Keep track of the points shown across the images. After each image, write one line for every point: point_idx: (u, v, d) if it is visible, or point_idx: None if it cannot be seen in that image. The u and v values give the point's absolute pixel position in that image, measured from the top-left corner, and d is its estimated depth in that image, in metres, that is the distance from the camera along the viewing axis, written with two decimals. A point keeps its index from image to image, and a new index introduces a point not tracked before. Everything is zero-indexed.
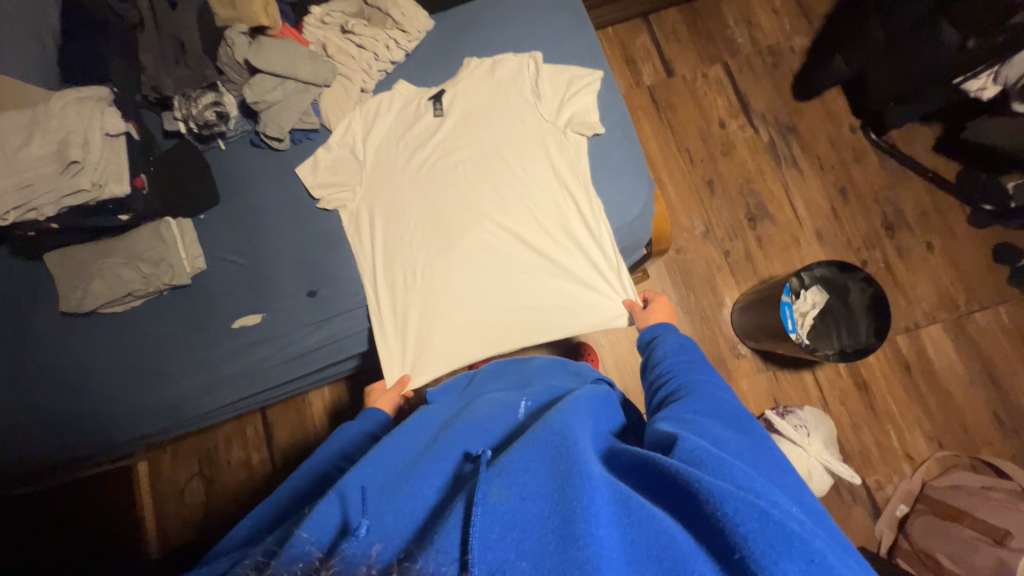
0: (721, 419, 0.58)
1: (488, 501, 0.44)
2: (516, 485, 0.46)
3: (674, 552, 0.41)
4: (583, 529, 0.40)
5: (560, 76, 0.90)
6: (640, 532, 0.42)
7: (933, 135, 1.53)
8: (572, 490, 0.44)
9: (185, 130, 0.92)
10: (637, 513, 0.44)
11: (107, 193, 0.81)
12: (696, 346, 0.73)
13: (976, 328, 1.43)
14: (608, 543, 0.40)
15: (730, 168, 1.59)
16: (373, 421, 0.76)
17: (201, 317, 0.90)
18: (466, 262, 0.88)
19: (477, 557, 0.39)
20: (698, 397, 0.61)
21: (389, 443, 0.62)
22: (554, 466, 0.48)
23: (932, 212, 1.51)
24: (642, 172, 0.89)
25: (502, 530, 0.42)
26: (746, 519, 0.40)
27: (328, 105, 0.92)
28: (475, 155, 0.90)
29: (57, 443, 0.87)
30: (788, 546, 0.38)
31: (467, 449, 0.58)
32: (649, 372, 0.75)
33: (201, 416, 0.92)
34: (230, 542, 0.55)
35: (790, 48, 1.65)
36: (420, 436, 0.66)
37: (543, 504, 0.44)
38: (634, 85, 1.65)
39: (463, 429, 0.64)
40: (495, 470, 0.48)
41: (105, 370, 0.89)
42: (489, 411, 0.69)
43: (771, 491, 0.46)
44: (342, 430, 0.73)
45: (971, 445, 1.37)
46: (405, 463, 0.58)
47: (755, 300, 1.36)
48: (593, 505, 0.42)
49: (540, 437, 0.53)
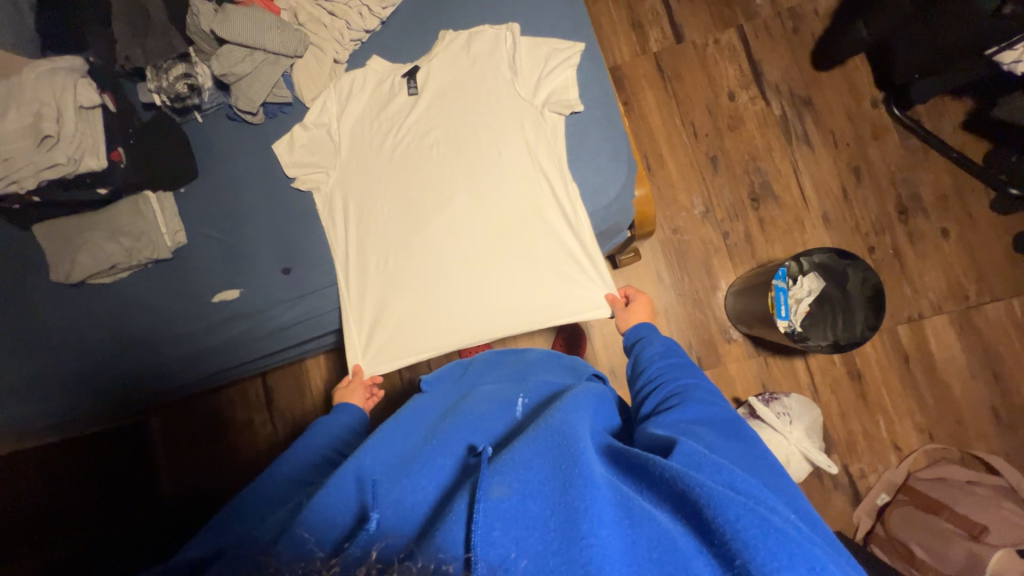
0: (714, 425, 0.60)
1: (490, 499, 0.48)
2: (517, 483, 0.50)
3: (674, 554, 0.44)
4: (586, 530, 0.44)
5: (538, 49, 0.85)
6: (640, 534, 0.45)
7: (963, 111, 1.41)
8: (573, 491, 0.48)
9: (162, 103, 0.92)
10: (636, 513, 0.47)
11: (82, 167, 0.84)
12: (681, 349, 0.75)
13: (984, 320, 1.37)
14: (609, 544, 0.44)
15: (736, 144, 1.50)
16: (353, 418, 0.81)
17: (182, 291, 0.93)
18: (439, 248, 0.87)
19: (481, 553, 0.43)
20: (688, 403, 0.63)
21: (388, 435, 0.66)
22: (553, 464, 0.51)
23: (952, 196, 1.41)
24: (621, 152, 0.84)
25: (502, 528, 0.46)
26: (746, 525, 0.43)
27: (302, 78, 0.90)
28: (449, 135, 0.87)
29: (48, 408, 0.91)
30: (788, 553, 0.41)
31: (472, 442, 0.61)
32: (634, 378, 0.76)
33: (187, 383, 0.97)
34: (227, 522, 0.60)
35: (813, 11, 1.51)
36: (419, 427, 0.70)
37: (544, 503, 0.48)
38: (640, 52, 1.55)
39: (462, 418, 0.67)
40: (497, 466, 0.52)
41: (90, 340, 0.92)
42: (484, 401, 0.72)
43: (771, 496, 0.48)
44: (321, 424, 0.77)
45: (963, 439, 1.34)
46: (404, 455, 0.62)
47: (750, 285, 1.33)
48: (595, 507, 0.46)
49: (536, 435, 0.56)
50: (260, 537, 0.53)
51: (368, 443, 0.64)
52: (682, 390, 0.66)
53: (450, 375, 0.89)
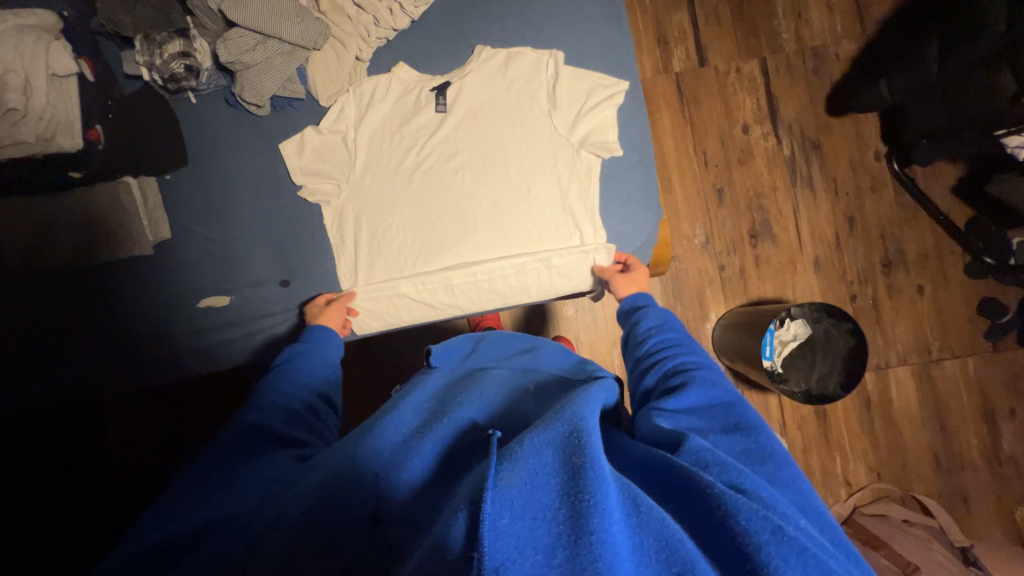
0: (717, 412, 0.58)
1: (498, 485, 0.42)
2: (528, 471, 0.44)
3: (685, 556, 0.40)
4: (598, 525, 0.39)
5: (581, 83, 0.89)
6: (648, 533, 0.42)
7: (954, 176, 1.48)
8: (583, 481, 0.43)
9: (150, 79, 0.85)
10: (645, 511, 0.43)
11: (53, 147, 0.77)
12: (677, 322, 0.76)
13: (941, 375, 1.48)
14: (620, 543, 0.39)
15: (744, 178, 1.51)
16: (329, 347, 0.82)
17: (164, 288, 0.87)
18: (459, 264, 0.89)
19: (484, 548, 0.37)
20: (691, 384, 0.61)
21: (392, 417, 0.61)
22: (561, 454, 0.46)
23: (932, 256, 1.49)
24: (652, 200, 0.92)
25: (512, 517, 0.40)
26: (759, 530, 0.41)
27: (316, 72, 0.88)
28: (477, 160, 0.90)
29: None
30: (799, 561, 0.39)
31: (471, 418, 0.59)
32: (628, 348, 0.76)
33: (144, 385, 0.87)
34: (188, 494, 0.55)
35: (835, 54, 1.51)
36: (414, 410, 0.64)
37: (555, 495, 0.42)
38: (661, 71, 1.50)
39: (463, 396, 0.64)
40: (505, 453, 0.46)
41: (47, 326, 0.83)
42: (491, 384, 0.66)
43: (781, 501, 0.45)
44: (296, 358, 0.78)
45: (906, 480, 1.45)
46: (405, 433, 0.59)
47: (741, 322, 1.36)
48: (607, 501, 0.41)
49: (543, 423, 0.49)
50: (252, 522, 0.49)
51: (376, 421, 0.61)
52: (688, 367, 0.65)
53: (459, 349, 0.81)
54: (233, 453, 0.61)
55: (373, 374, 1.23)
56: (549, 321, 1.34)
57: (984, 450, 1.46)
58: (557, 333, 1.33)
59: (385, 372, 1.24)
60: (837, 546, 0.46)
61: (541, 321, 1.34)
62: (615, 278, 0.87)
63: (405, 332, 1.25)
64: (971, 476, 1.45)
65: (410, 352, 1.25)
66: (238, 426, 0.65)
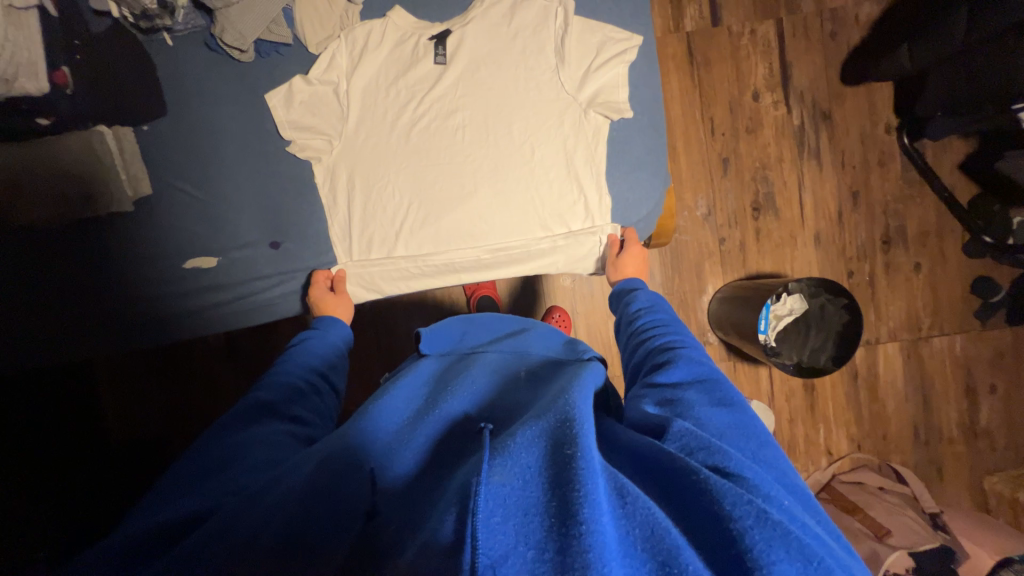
0: (703, 385, 0.53)
1: (491, 482, 0.39)
2: (519, 466, 0.41)
3: (672, 542, 0.37)
4: (587, 514, 0.36)
5: (592, 35, 0.85)
6: (634, 524, 0.38)
7: (963, 152, 1.45)
8: (572, 472, 0.39)
9: (120, 16, 0.80)
10: (631, 502, 0.39)
11: (16, 89, 0.72)
12: (666, 305, 0.74)
13: (929, 352, 1.50)
14: (609, 533, 0.36)
15: (751, 148, 1.46)
16: (337, 335, 0.81)
17: (153, 251, 0.84)
18: (458, 226, 0.89)
19: (478, 543, 0.35)
20: (676, 362, 0.57)
21: (383, 403, 0.59)
22: (550, 446, 0.42)
23: (933, 234, 1.49)
24: (659, 167, 0.90)
25: (505, 514, 0.37)
26: (743, 515, 0.36)
27: (306, 15, 0.84)
28: (477, 118, 0.88)
29: None
30: (786, 545, 0.35)
31: (465, 410, 0.57)
32: (623, 331, 0.75)
33: (128, 346, 0.84)
34: (179, 467, 0.53)
35: (855, 17, 1.44)
36: (403, 400, 0.61)
37: (544, 489, 0.39)
38: (672, 30, 1.42)
39: (456, 383, 0.62)
40: (496, 448, 0.43)
41: (29, 289, 0.80)
42: (482, 370, 0.65)
43: (768, 484, 0.42)
44: (303, 344, 0.77)
45: (885, 451, 1.50)
46: (400, 426, 0.57)
47: (738, 295, 1.35)
48: (596, 491, 0.38)
49: (532, 416, 0.47)
50: (242, 485, 0.48)
51: (368, 406, 0.58)
52: (674, 345, 0.62)
53: (451, 333, 0.78)
54: (227, 421, 0.59)
55: (367, 342, 1.22)
56: (547, 292, 1.32)
57: (962, 424, 1.51)
58: (551, 304, 1.31)
59: (379, 338, 1.22)
60: (824, 526, 0.43)
61: (538, 291, 1.32)
62: (609, 265, 0.89)
63: (401, 301, 1.23)
64: (948, 448, 1.51)
65: (404, 319, 1.23)
66: (239, 404, 0.63)
